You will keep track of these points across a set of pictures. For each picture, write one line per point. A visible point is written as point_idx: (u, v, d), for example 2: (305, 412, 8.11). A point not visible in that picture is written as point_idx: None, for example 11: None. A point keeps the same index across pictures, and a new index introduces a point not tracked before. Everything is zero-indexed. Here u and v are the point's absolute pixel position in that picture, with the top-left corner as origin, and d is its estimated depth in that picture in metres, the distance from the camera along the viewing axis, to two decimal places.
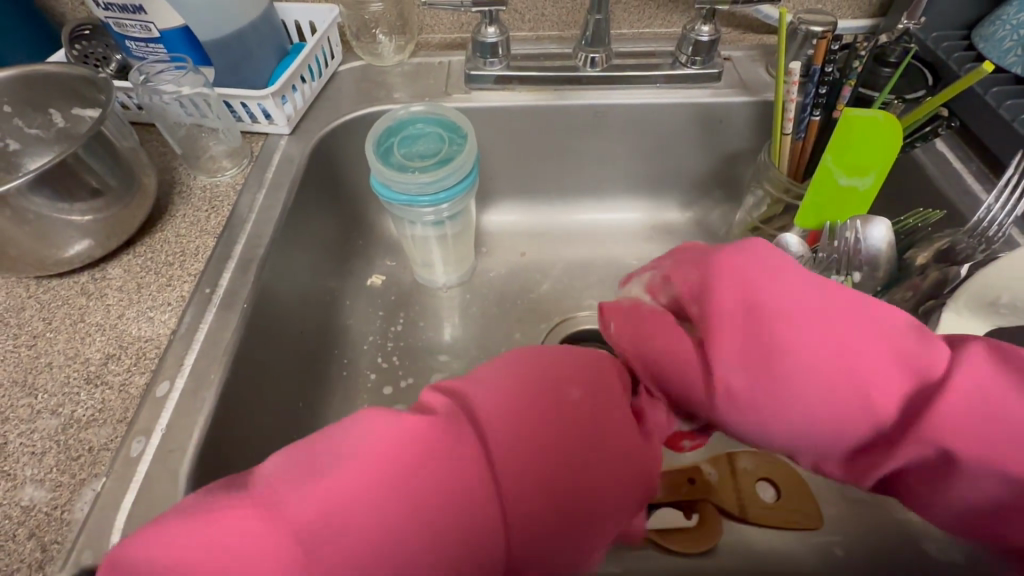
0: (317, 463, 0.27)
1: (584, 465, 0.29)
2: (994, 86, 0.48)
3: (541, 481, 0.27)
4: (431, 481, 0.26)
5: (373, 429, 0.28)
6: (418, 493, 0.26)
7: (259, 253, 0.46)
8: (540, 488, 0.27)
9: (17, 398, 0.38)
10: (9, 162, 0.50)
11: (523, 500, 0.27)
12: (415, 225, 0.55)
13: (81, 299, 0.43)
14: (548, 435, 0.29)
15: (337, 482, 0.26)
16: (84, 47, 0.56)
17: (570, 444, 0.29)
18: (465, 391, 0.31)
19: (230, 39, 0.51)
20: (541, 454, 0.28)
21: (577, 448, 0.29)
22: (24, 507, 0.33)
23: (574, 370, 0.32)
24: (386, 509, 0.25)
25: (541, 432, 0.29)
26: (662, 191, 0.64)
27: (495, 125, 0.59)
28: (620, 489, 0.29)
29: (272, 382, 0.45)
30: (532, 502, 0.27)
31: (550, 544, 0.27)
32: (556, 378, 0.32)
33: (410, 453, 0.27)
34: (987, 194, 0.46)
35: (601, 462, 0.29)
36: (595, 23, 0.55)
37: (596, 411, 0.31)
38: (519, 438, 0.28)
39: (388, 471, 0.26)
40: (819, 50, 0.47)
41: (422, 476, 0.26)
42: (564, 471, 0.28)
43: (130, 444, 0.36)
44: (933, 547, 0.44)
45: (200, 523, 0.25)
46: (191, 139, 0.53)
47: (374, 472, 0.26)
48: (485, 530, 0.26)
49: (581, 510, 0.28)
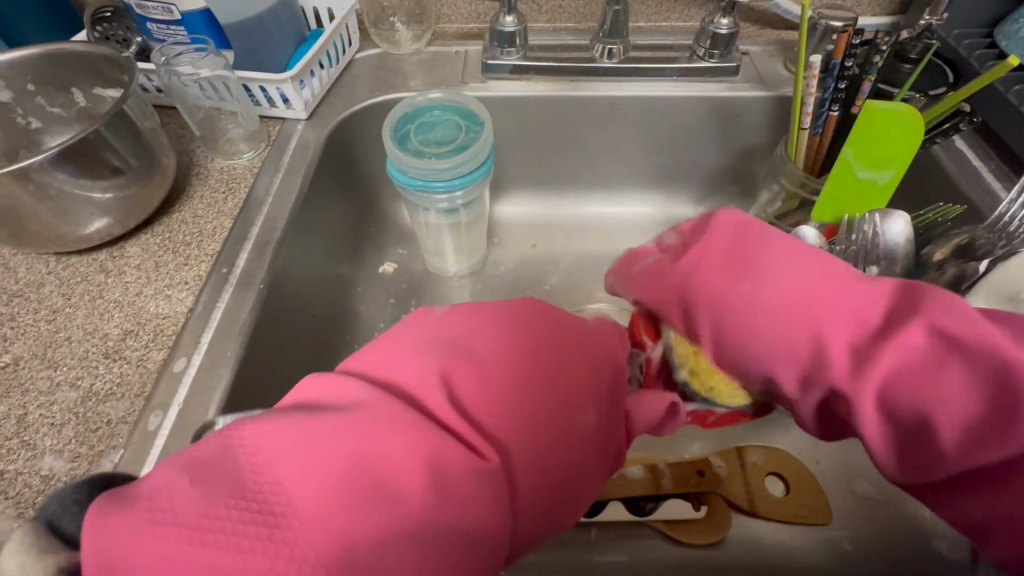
0: (323, 475, 0.24)
1: (569, 430, 0.29)
2: (1018, 82, 0.47)
3: (535, 444, 0.28)
4: (415, 461, 0.25)
5: (373, 425, 0.25)
6: (421, 476, 0.25)
7: (275, 235, 0.46)
8: (532, 456, 0.28)
9: (36, 371, 0.38)
10: (31, 140, 0.51)
11: (519, 473, 0.27)
12: (429, 212, 0.55)
13: (100, 277, 0.44)
14: (535, 403, 0.29)
15: (307, 474, 0.24)
16: (106, 30, 0.57)
17: (559, 413, 0.29)
18: (442, 370, 0.29)
19: (252, 22, 0.52)
20: (528, 415, 0.29)
21: (564, 417, 0.29)
22: (43, 476, 0.34)
23: (554, 347, 0.32)
24: (404, 523, 0.23)
25: (526, 398, 0.29)
26: (675, 186, 0.64)
27: (510, 116, 0.59)
28: (597, 457, 0.30)
29: (286, 364, 0.45)
30: (527, 478, 0.27)
31: (536, 505, 0.28)
32: (549, 352, 0.32)
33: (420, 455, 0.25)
34: (1007, 192, 0.45)
35: (583, 429, 0.30)
36: (614, 13, 0.54)
37: (585, 387, 0.31)
38: (518, 399, 0.29)
39: (359, 454, 0.24)
40: (841, 43, 0.46)
41: (404, 455, 0.25)
42: (566, 467, 0.29)
43: (147, 418, 0.36)
44: (944, 546, 0.44)
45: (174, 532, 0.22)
46: (210, 122, 0.53)
47: (378, 481, 0.24)
48: (481, 508, 0.25)
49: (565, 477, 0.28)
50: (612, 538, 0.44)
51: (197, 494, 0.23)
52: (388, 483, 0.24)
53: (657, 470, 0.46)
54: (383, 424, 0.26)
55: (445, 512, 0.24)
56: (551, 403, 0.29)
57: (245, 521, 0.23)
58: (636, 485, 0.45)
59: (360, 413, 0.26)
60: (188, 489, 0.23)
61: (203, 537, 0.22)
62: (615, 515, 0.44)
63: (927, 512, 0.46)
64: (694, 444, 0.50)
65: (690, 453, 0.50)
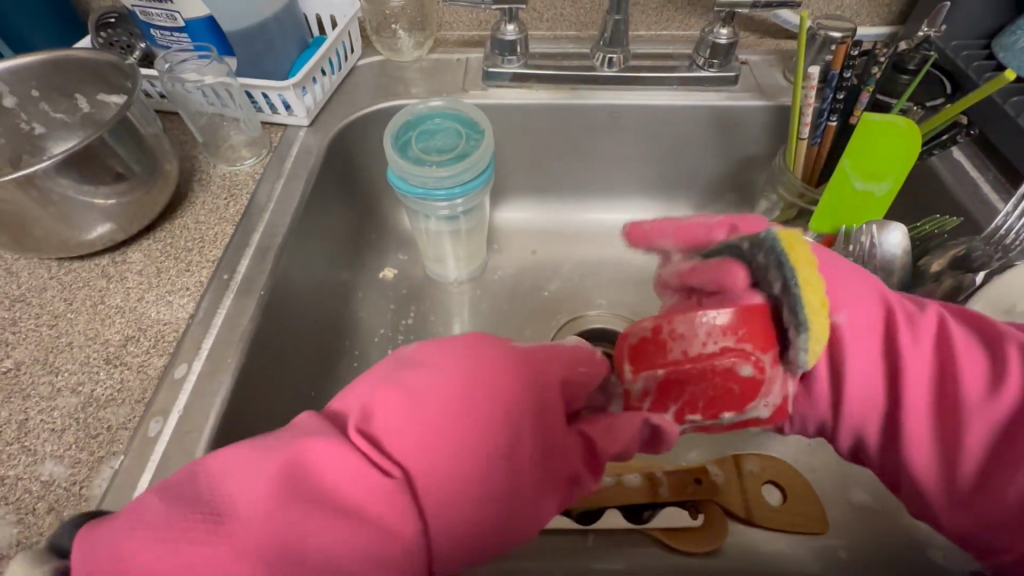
0: (265, 499, 0.26)
1: (507, 445, 0.29)
2: (1015, 95, 0.47)
3: (469, 461, 0.28)
4: (337, 480, 0.27)
5: (306, 442, 0.28)
6: (350, 492, 0.27)
7: (276, 242, 0.46)
8: (464, 472, 0.28)
9: (38, 376, 0.39)
10: (35, 145, 0.51)
11: (445, 488, 0.28)
12: (430, 219, 0.55)
13: (101, 282, 0.44)
14: (470, 420, 0.29)
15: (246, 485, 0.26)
16: (109, 35, 0.57)
17: (496, 426, 0.29)
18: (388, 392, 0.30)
19: (254, 29, 0.52)
20: (466, 431, 0.29)
21: (502, 431, 0.29)
22: (44, 482, 0.34)
23: (499, 363, 0.32)
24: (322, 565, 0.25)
25: (464, 413, 0.30)
26: (674, 193, 0.64)
27: (511, 123, 0.59)
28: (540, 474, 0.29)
29: (286, 370, 0.45)
30: (456, 494, 0.28)
31: (470, 520, 0.28)
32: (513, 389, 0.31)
33: (357, 488, 0.27)
34: (1003, 204, 0.46)
35: (524, 444, 0.29)
36: (614, 23, 0.55)
37: (527, 399, 0.31)
38: (457, 415, 0.29)
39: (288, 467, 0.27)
40: (839, 54, 0.48)
41: (330, 471, 0.27)
42: (502, 517, 0.28)
43: (148, 424, 0.36)
44: (940, 556, 0.44)
45: (148, 540, 0.24)
46: (212, 128, 0.53)
47: (300, 492, 0.26)
48: (406, 522, 0.26)
49: (503, 493, 0.28)
50: (610, 545, 0.44)
51: (164, 510, 0.25)
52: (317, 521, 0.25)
53: (654, 478, 0.46)
54: (337, 458, 0.27)
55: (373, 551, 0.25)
56: (490, 418, 0.30)
57: (200, 527, 0.25)
58: (634, 493, 0.45)
59: (314, 443, 0.28)
60: (158, 503, 0.26)
61: (166, 540, 0.24)
62: (612, 523, 0.45)
63: (924, 521, 0.46)
64: (691, 452, 0.50)
65: (688, 461, 0.50)
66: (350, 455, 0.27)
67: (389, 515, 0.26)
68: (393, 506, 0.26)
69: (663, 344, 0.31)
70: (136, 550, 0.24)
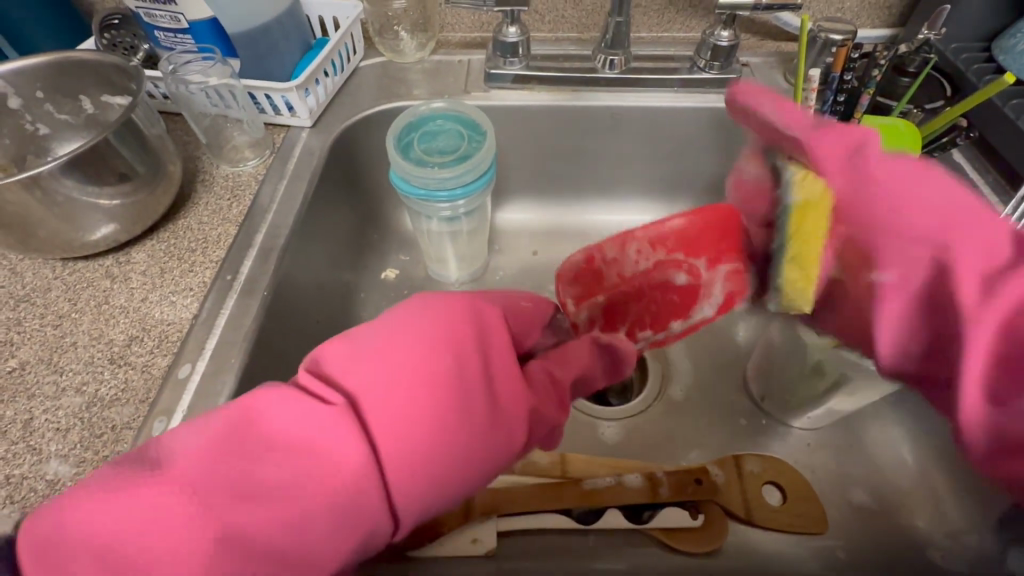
0: (204, 445, 0.25)
1: (468, 404, 0.29)
2: (1015, 97, 0.48)
3: (429, 420, 0.27)
4: (287, 437, 0.26)
5: (257, 402, 0.27)
6: (299, 451, 0.26)
7: (280, 242, 0.46)
8: (423, 429, 0.27)
9: (42, 376, 0.39)
10: (40, 146, 0.51)
11: (403, 446, 0.27)
12: (431, 220, 0.55)
13: (105, 282, 0.44)
14: (431, 379, 0.28)
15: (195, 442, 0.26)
16: (113, 36, 0.57)
17: (458, 385, 0.29)
18: (350, 352, 0.29)
19: (257, 31, 0.52)
20: (428, 390, 0.28)
21: (465, 390, 0.29)
22: (49, 481, 0.34)
23: (463, 322, 0.31)
24: (248, 518, 0.24)
25: (425, 372, 0.29)
26: (675, 195, 0.65)
27: (513, 124, 0.60)
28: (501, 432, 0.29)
29: (289, 370, 0.46)
30: (415, 452, 0.27)
31: (427, 476, 0.27)
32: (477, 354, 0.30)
33: (306, 445, 0.26)
34: (1003, 206, 0.46)
35: (485, 405, 0.29)
36: (616, 25, 0.55)
37: (490, 360, 0.31)
38: (418, 373, 0.28)
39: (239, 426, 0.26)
40: (840, 57, 0.48)
41: (279, 429, 0.26)
42: (444, 476, 0.28)
43: (152, 424, 0.36)
44: (939, 556, 0.44)
45: (98, 504, 0.24)
46: (216, 129, 0.54)
47: (249, 450, 0.25)
48: (361, 479, 0.26)
49: (462, 450, 0.28)
50: (611, 545, 0.44)
51: (108, 474, 0.25)
52: (252, 469, 0.25)
53: (655, 478, 0.46)
54: (283, 407, 0.26)
55: (305, 503, 0.25)
56: (452, 376, 0.29)
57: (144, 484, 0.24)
58: (633, 492, 0.45)
59: (264, 399, 0.27)
60: (105, 471, 0.25)
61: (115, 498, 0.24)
62: (612, 523, 0.44)
63: (923, 522, 0.46)
64: (692, 452, 0.50)
65: (688, 461, 0.50)
66: (300, 407, 0.27)
67: (325, 467, 0.25)
68: (331, 462, 0.26)
69: (597, 273, 0.44)
70: (88, 515, 0.23)
